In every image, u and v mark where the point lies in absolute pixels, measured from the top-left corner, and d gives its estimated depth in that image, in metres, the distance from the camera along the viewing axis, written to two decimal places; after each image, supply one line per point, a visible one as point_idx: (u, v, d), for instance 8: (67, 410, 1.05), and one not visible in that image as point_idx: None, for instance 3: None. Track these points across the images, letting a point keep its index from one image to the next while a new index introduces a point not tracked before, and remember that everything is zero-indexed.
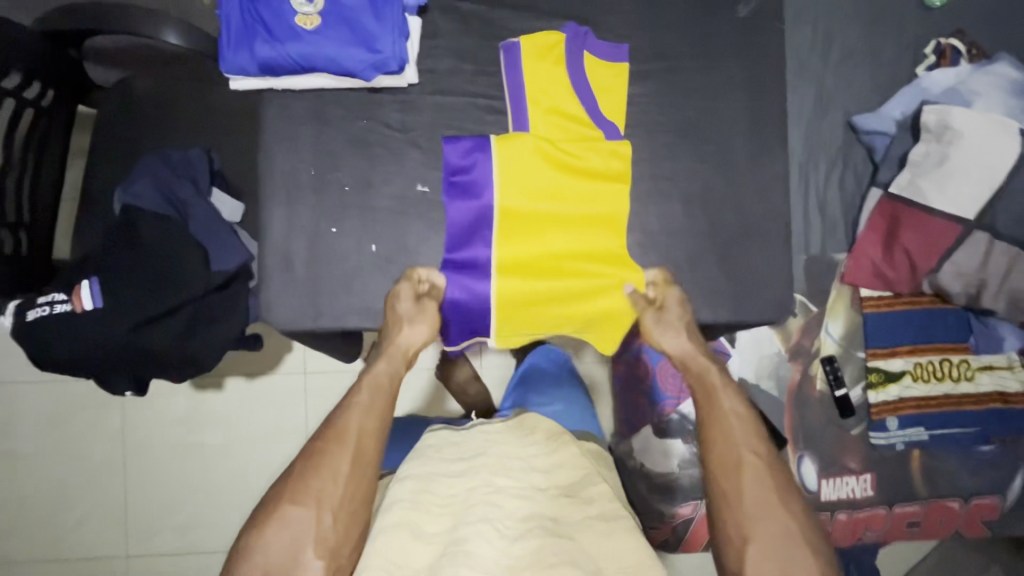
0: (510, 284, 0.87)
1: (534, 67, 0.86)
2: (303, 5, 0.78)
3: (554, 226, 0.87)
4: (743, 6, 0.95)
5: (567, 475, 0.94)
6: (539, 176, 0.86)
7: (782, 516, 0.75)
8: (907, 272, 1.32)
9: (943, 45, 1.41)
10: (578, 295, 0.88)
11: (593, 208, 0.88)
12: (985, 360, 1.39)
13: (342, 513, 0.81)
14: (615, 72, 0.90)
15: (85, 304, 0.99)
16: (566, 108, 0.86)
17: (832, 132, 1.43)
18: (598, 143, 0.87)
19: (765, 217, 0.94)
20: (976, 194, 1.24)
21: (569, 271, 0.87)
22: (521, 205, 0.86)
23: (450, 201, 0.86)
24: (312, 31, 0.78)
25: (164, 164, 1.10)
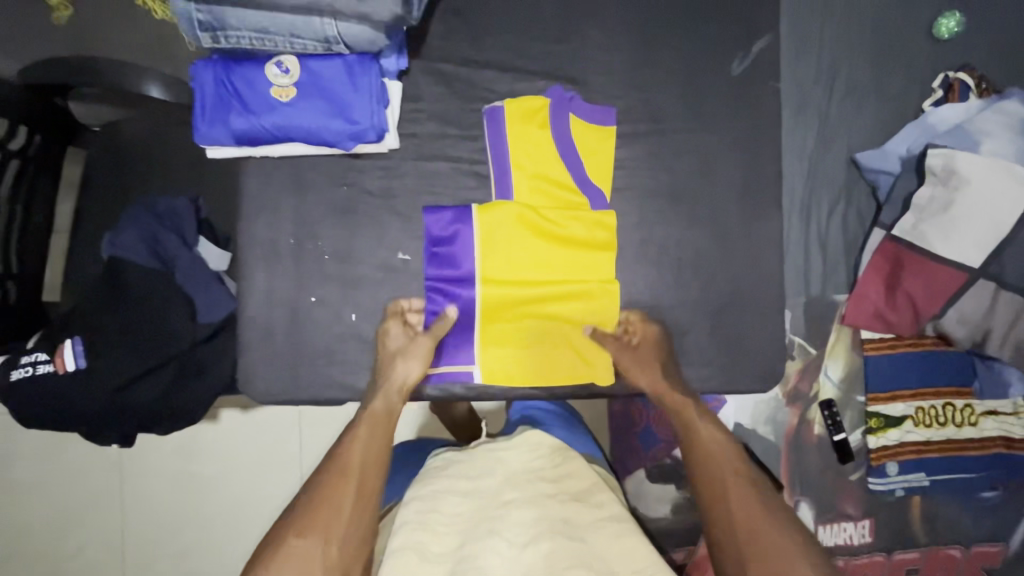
0: (495, 337, 0.97)
1: (517, 132, 0.95)
2: (279, 78, 0.79)
3: (540, 288, 0.96)
4: (737, 62, 1.01)
5: (579, 483, 0.96)
6: (519, 243, 0.96)
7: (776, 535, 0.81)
8: (908, 316, 1.28)
9: (952, 79, 1.35)
10: (560, 348, 0.98)
11: (580, 271, 0.97)
12: (989, 405, 1.36)
13: (351, 543, 0.82)
14: (600, 138, 0.98)
15: (68, 365, 1.00)
16: (550, 174, 0.96)
17: (836, 168, 1.38)
18: (582, 213, 0.96)
19: (731, 276, 1.02)
20: (981, 242, 1.22)
21: (551, 326, 0.97)
22: (503, 269, 0.96)
23: (434, 266, 0.96)
24: (287, 103, 0.80)
25: (149, 215, 1.09)
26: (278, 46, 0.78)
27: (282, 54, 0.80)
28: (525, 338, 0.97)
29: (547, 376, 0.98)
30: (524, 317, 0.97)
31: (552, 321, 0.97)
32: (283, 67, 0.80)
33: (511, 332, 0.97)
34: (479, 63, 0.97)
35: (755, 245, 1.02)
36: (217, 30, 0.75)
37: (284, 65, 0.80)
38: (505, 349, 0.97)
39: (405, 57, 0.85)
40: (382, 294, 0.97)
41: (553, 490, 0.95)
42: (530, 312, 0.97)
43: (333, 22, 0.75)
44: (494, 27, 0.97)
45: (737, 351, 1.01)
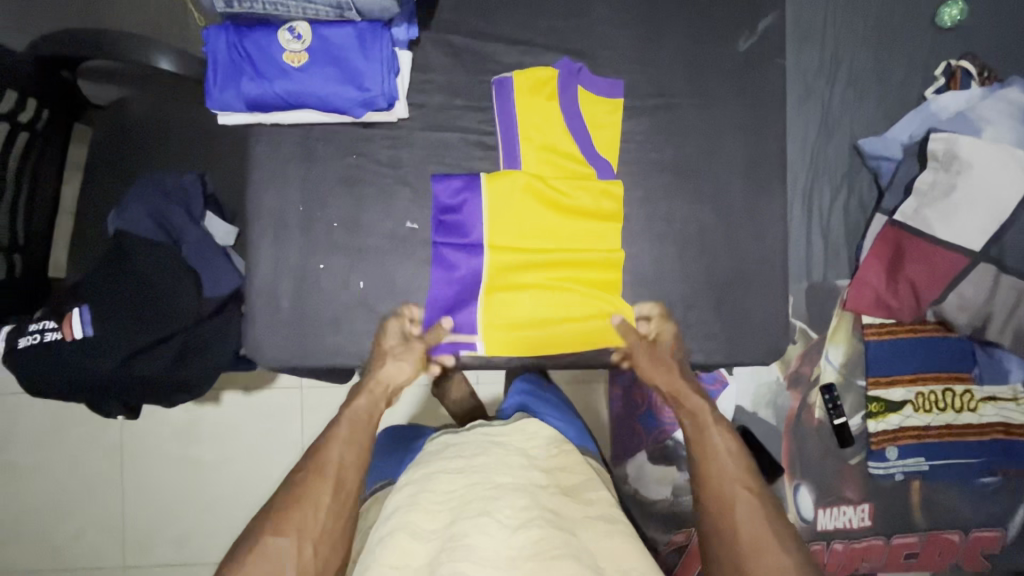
0: (500, 304, 0.98)
1: (527, 103, 0.96)
2: (290, 43, 0.78)
3: (546, 253, 0.98)
4: (744, 39, 1.02)
5: (570, 476, 0.96)
6: (527, 214, 0.97)
7: (780, 560, 0.74)
8: (909, 301, 1.29)
9: (954, 66, 1.36)
10: (566, 312, 0.98)
11: (588, 240, 0.99)
12: (988, 391, 1.37)
13: (330, 542, 0.78)
14: (606, 112, 0.99)
15: (76, 332, 1.00)
16: (558, 146, 0.97)
17: (838, 156, 1.40)
18: (589, 183, 0.97)
19: (736, 253, 1.02)
20: (983, 226, 1.22)
21: (557, 294, 0.98)
22: (511, 238, 0.97)
23: (443, 233, 0.97)
24: (299, 69, 0.79)
25: (157, 188, 1.09)
26: (291, 11, 0.78)
27: (296, 20, 0.79)
28: (530, 307, 0.98)
29: (550, 335, 0.99)
30: (530, 285, 0.98)
31: (556, 285, 0.98)
32: (296, 34, 0.79)
33: (517, 299, 0.98)
34: (487, 38, 0.98)
35: (760, 223, 1.02)
36: None
37: (296, 31, 0.79)
38: (510, 316, 0.98)
39: (415, 25, 0.86)
40: (388, 264, 0.98)
41: (545, 480, 0.92)
42: (536, 280, 0.98)
43: None
44: (503, 2, 0.99)
45: (740, 327, 1.02)
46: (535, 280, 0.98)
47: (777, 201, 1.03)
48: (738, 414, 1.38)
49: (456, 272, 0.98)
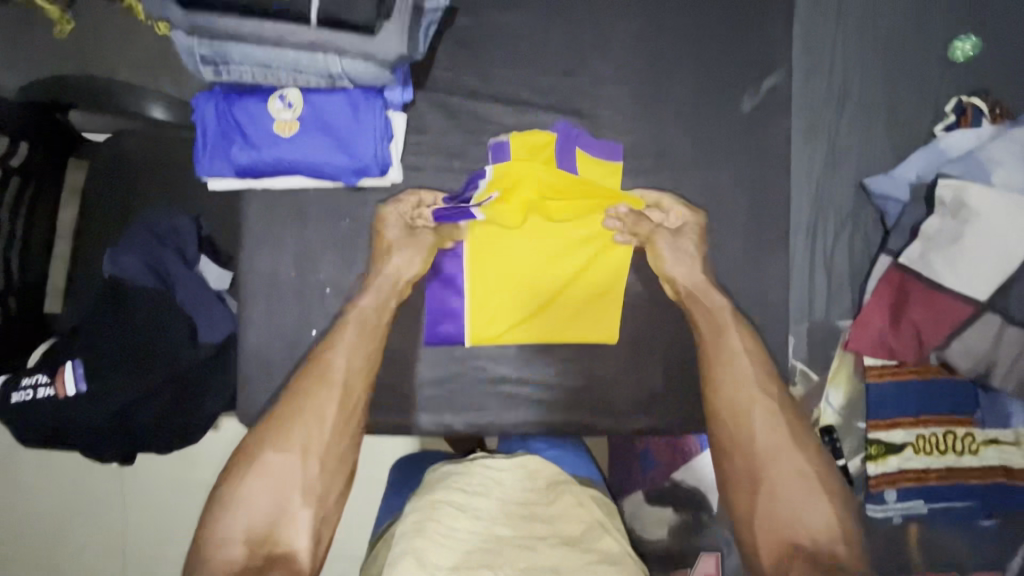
0: (491, 325, 1.05)
1: (525, 163, 1.01)
2: (281, 112, 0.76)
3: (541, 273, 1.04)
4: (749, 98, 1.06)
5: (568, 526, 0.95)
6: (517, 243, 1.02)
7: (780, 431, 1.04)
8: (913, 345, 1.26)
9: (966, 103, 1.33)
10: (552, 317, 1.06)
11: (581, 272, 1.04)
12: (991, 434, 1.35)
13: (323, 464, 1.02)
14: (603, 170, 1.03)
15: (68, 388, 0.99)
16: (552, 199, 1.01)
17: (844, 192, 1.35)
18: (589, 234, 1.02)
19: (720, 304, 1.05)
20: (989, 277, 1.20)
21: (546, 320, 1.05)
22: (500, 268, 1.04)
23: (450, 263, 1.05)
24: (290, 138, 0.77)
25: (152, 234, 1.08)
26: (283, 80, 0.75)
27: (287, 88, 0.77)
28: (520, 329, 1.06)
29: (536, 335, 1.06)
30: (521, 309, 1.05)
31: (548, 297, 1.05)
32: (287, 102, 0.77)
33: (506, 323, 1.05)
34: (487, 97, 1.04)
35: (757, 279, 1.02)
36: (220, 63, 0.72)
37: (287, 99, 0.77)
38: (500, 336, 1.06)
39: (411, 88, 0.80)
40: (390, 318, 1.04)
41: (545, 531, 0.93)
42: (526, 306, 1.05)
43: (336, 59, 0.71)
44: (498, 61, 1.03)
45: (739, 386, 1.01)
46: (525, 304, 1.05)
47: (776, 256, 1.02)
48: None
49: (448, 299, 1.06)
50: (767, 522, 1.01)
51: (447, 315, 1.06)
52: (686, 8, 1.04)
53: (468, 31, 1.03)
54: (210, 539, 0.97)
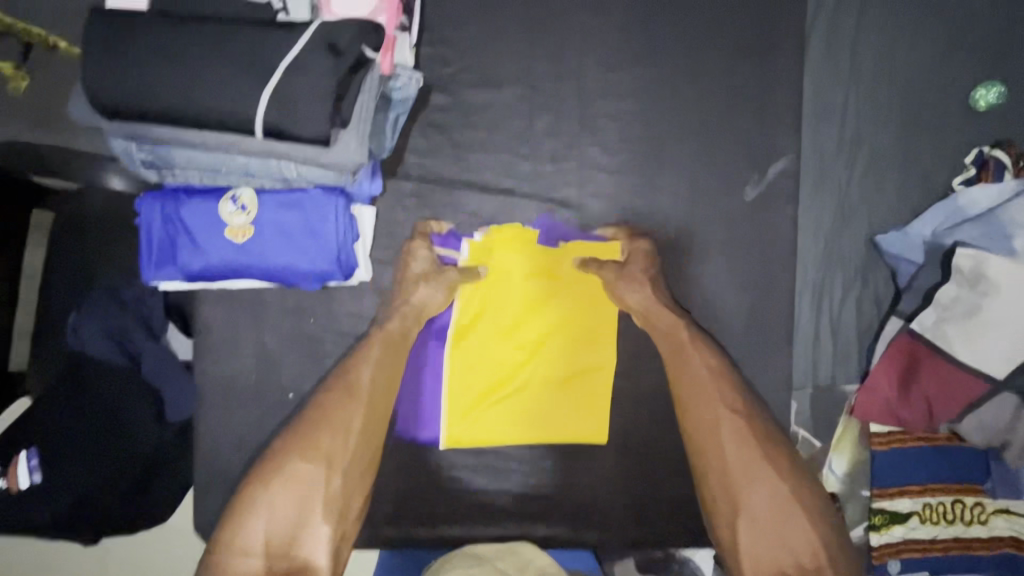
0: (469, 426, 0.98)
1: (503, 262, 0.95)
2: (233, 218, 0.69)
3: (521, 369, 0.97)
4: (750, 187, 0.98)
5: None
6: (493, 335, 0.96)
7: (772, 484, 0.93)
8: (922, 417, 1.19)
9: (987, 155, 1.24)
10: (535, 418, 0.98)
11: (566, 363, 0.97)
12: (1001, 503, 1.29)
13: (349, 473, 0.92)
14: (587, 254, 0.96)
15: (21, 481, 0.94)
16: (536, 297, 0.96)
17: (854, 251, 1.27)
18: (577, 329, 0.97)
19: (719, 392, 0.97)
20: (1007, 353, 1.12)
21: (528, 417, 0.98)
22: (475, 363, 0.97)
23: (419, 359, 0.97)
24: (243, 245, 0.70)
25: (112, 306, 1.01)
26: (235, 183, 0.70)
27: (240, 187, 0.70)
28: (500, 427, 0.98)
29: (519, 438, 0.98)
30: (499, 406, 0.97)
31: (530, 396, 0.98)
32: (240, 203, 0.70)
33: (485, 423, 0.98)
34: (460, 177, 0.95)
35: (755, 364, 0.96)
36: (165, 168, 0.69)
37: (240, 200, 0.70)
38: (480, 437, 0.98)
39: (378, 180, 0.74)
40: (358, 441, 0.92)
41: None
42: (505, 403, 0.97)
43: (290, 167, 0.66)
44: (478, 134, 0.95)
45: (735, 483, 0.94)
46: (504, 400, 0.97)
47: (778, 341, 0.95)
48: None
49: (420, 398, 0.97)
50: (754, 546, 0.93)
51: (423, 417, 0.97)
52: (687, 70, 0.95)
53: (446, 105, 0.94)
54: (228, 556, 0.88)
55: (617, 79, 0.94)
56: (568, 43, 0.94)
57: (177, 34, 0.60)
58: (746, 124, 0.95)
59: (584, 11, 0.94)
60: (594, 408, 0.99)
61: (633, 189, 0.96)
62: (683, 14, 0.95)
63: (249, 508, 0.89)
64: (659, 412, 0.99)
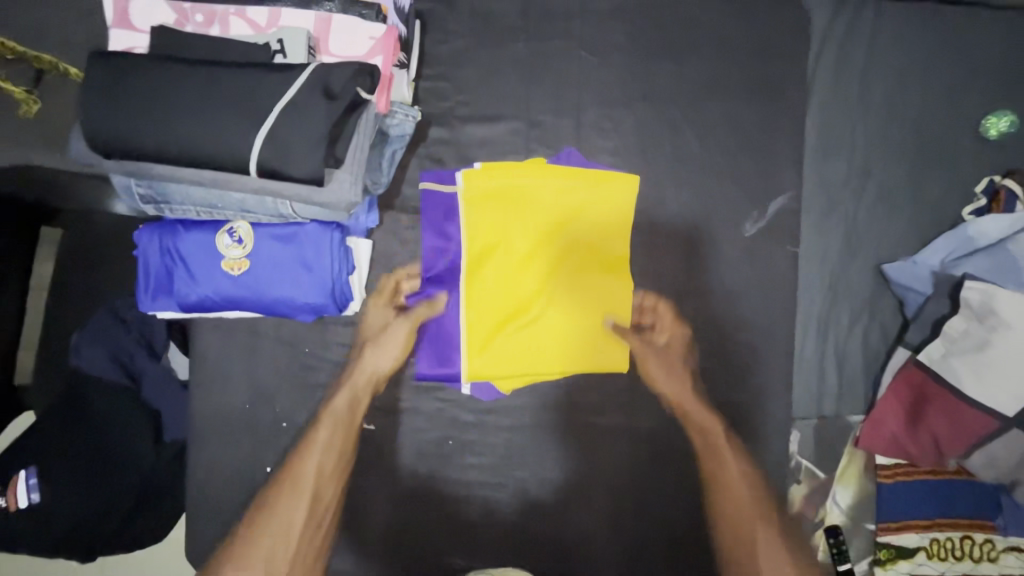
0: (488, 359, 0.90)
1: (516, 177, 0.88)
2: (230, 251, 0.68)
3: (541, 289, 0.89)
4: (749, 224, 0.94)
5: None
6: (510, 263, 0.89)
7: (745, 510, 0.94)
8: (930, 452, 1.16)
9: (998, 185, 1.22)
10: (559, 344, 0.91)
11: (585, 291, 0.90)
12: (1012, 541, 1.25)
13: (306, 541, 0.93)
14: (597, 177, 0.90)
15: (20, 500, 0.94)
16: (552, 216, 0.89)
17: (861, 283, 1.25)
18: (595, 251, 0.90)
19: (720, 430, 0.95)
20: (1016, 391, 1.09)
21: (549, 347, 0.91)
22: (492, 291, 0.90)
23: (432, 287, 0.91)
24: (239, 278, 0.69)
25: (119, 327, 1.02)
26: (232, 217, 0.69)
27: (236, 221, 0.69)
28: (520, 360, 0.91)
29: (541, 371, 0.91)
30: (520, 336, 0.90)
31: (553, 321, 0.90)
32: (236, 236, 0.69)
33: (504, 355, 0.90)
34: None
35: (748, 401, 0.94)
36: (162, 203, 0.67)
37: (236, 234, 0.69)
38: (500, 369, 0.90)
39: (376, 212, 0.75)
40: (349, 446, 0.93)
41: None
42: (524, 333, 0.90)
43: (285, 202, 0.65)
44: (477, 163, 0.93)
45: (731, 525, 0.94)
46: (524, 329, 0.90)
47: (779, 380, 0.94)
48: None
49: (437, 329, 0.91)
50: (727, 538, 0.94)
51: (440, 350, 0.91)
52: (689, 103, 0.94)
53: (446, 137, 0.92)
54: None
55: (620, 110, 0.92)
56: (571, 74, 0.93)
57: (174, 78, 0.60)
58: (751, 160, 0.94)
59: (586, 46, 0.93)
60: (617, 349, 0.92)
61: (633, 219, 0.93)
62: (688, 47, 0.94)
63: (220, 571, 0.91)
64: (660, 451, 0.94)
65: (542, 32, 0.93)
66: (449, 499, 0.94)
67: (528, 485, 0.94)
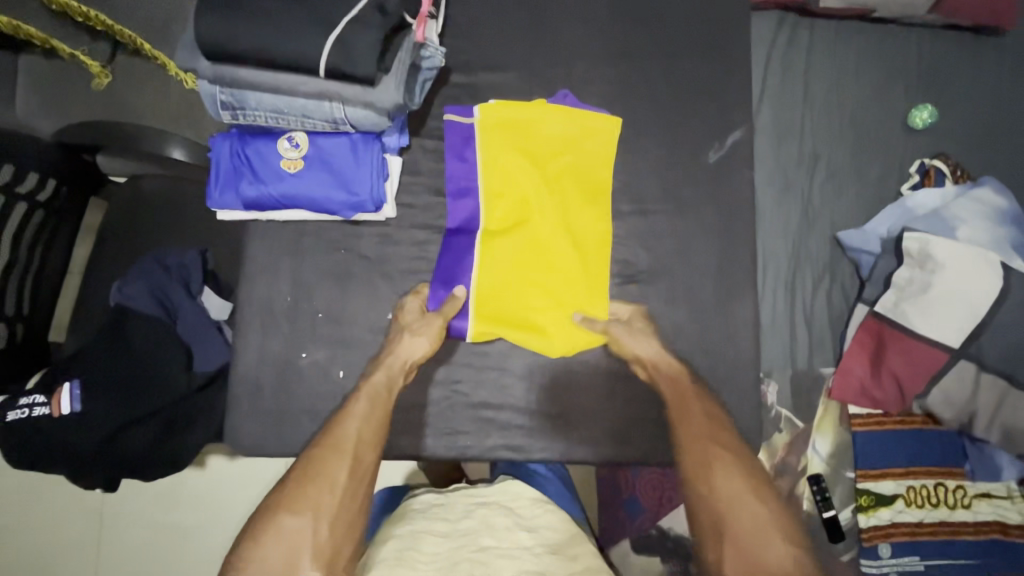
0: (491, 271, 1.02)
1: (522, 111, 1.04)
2: (289, 152, 0.88)
3: (541, 209, 1.03)
4: (713, 151, 1.09)
5: (555, 535, 1.02)
6: (517, 186, 1.04)
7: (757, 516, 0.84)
8: (893, 393, 1.29)
9: (928, 165, 1.42)
10: (559, 268, 1.02)
11: (579, 218, 1.04)
12: (981, 487, 1.32)
13: (337, 525, 0.82)
14: (588, 116, 1.05)
15: (64, 408, 1.01)
16: (552, 148, 1.05)
17: (820, 248, 1.41)
18: (587, 181, 1.05)
19: (705, 347, 1.06)
20: (959, 324, 1.24)
21: (549, 265, 1.02)
22: (505, 213, 1.03)
23: (452, 203, 1.03)
24: (295, 174, 0.89)
25: (160, 266, 1.14)
26: (292, 124, 0.87)
27: (295, 131, 0.89)
28: (517, 274, 1.02)
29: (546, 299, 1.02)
30: (523, 252, 1.02)
31: (552, 242, 1.02)
32: (294, 142, 0.89)
33: (503, 268, 1.02)
34: None
35: (728, 318, 1.06)
36: (238, 109, 0.85)
37: (295, 140, 0.89)
38: (508, 285, 1.02)
39: (405, 135, 0.94)
40: (369, 356, 1.00)
41: (531, 541, 1.00)
42: (522, 247, 1.02)
43: (341, 107, 0.83)
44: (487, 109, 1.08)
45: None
46: (530, 249, 1.02)
47: (750, 301, 1.07)
48: None
49: (455, 246, 1.02)
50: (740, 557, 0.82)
51: (454, 264, 1.01)
52: (663, 64, 1.10)
53: (464, 83, 1.08)
54: None
55: (604, 64, 1.09)
56: (564, 39, 1.10)
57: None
58: (712, 107, 1.09)
59: (576, 15, 1.11)
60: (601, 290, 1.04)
61: (621, 158, 1.08)
62: (658, 19, 1.12)
63: (263, 533, 0.81)
64: None
65: (540, 6, 1.11)
66: (462, 406, 1.03)
67: (532, 394, 1.04)
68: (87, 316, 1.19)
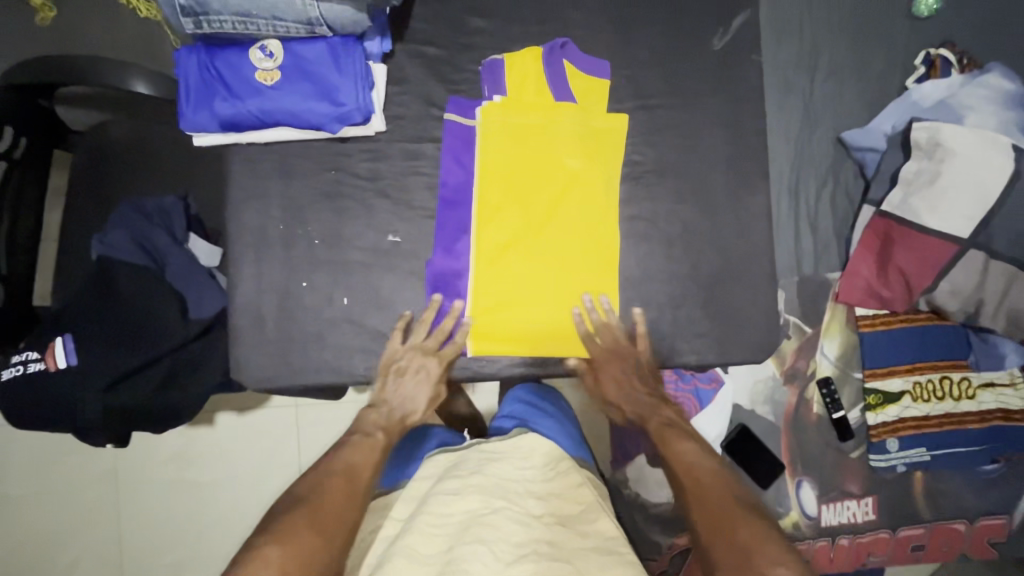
0: (492, 287, 0.97)
1: (520, 98, 0.98)
2: (263, 62, 0.84)
3: (539, 227, 0.98)
4: (718, 38, 1.03)
5: (568, 505, 0.98)
6: (515, 199, 0.98)
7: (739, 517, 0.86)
8: (901, 290, 1.28)
9: (934, 55, 1.35)
10: (560, 290, 0.99)
11: (574, 236, 0.99)
12: (986, 377, 1.34)
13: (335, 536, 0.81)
14: (589, 109, 1.00)
15: (59, 362, 0.99)
16: (552, 151, 0.99)
17: (823, 147, 1.36)
18: (584, 189, 0.99)
19: (718, 247, 1.02)
20: (970, 213, 1.23)
21: (548, 287, 0.98)
22: (502, 233, 0.98)
23: (444, 214, 0.97)
24: (272, 86, 0.85)
25: (139, 212, 1.08)
26: (262, 29, 0.81)
27: (266, 39, 0.84)
28: (522, 291, 0.98)
29: (542, 333, 0.98)
30: (522, 274, 0.98)
31: (551, 259, 0.98)
32: (267, 51, 0.84)
33: (502, 285, 0.98)
34: (460, 46, 0.99)
35: (739, 216, 1.03)
36: (200, 15, 0.78)
37: (267, 49, 0.84)
38: (508, 309, 0.98)
39: (387, 40, 0.92)
40: (372, 280, 0.97)
41: (541, 509, 0.96)
42: (526, 260, 0.98)
43: (315, 4, 0.79)
44: (471, 6, 1.00)
45: (730, 322, 1.02)
46: (524, 262, 0.98)
47: (761, 197, 1.04)
48: (735, 411, 1.35)
49: (450, 271, 0.97)
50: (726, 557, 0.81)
51: (447, 291, 0.97)
52: None
53: None
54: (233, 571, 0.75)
55: None
56: None
57: None
58: None
59: None
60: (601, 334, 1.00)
61: (620, 53, 1.01)
62: None
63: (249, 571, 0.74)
64: (661, 269, 1.01)
65: None
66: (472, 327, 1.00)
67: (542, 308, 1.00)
68: (70, 272, 1.13)
